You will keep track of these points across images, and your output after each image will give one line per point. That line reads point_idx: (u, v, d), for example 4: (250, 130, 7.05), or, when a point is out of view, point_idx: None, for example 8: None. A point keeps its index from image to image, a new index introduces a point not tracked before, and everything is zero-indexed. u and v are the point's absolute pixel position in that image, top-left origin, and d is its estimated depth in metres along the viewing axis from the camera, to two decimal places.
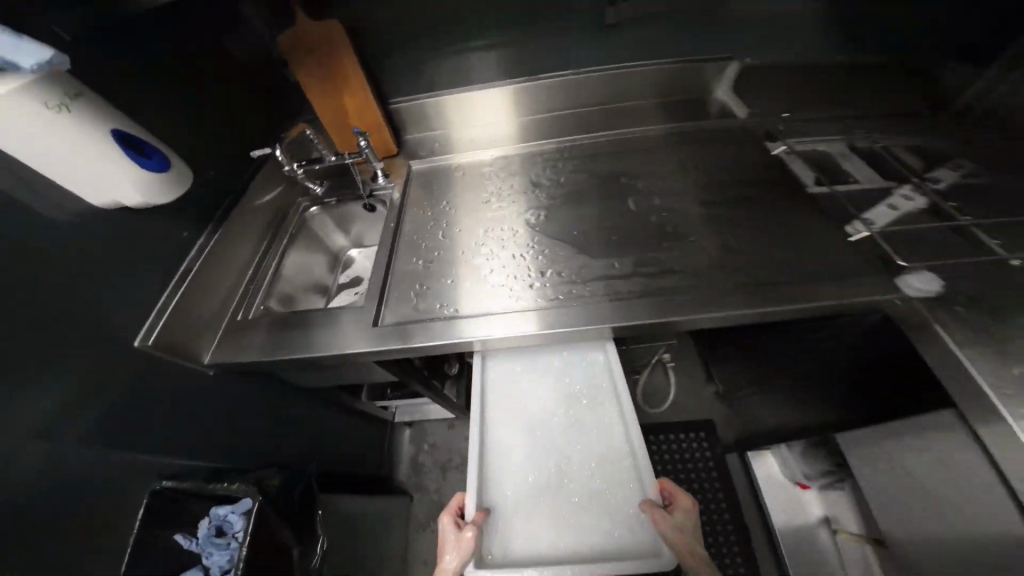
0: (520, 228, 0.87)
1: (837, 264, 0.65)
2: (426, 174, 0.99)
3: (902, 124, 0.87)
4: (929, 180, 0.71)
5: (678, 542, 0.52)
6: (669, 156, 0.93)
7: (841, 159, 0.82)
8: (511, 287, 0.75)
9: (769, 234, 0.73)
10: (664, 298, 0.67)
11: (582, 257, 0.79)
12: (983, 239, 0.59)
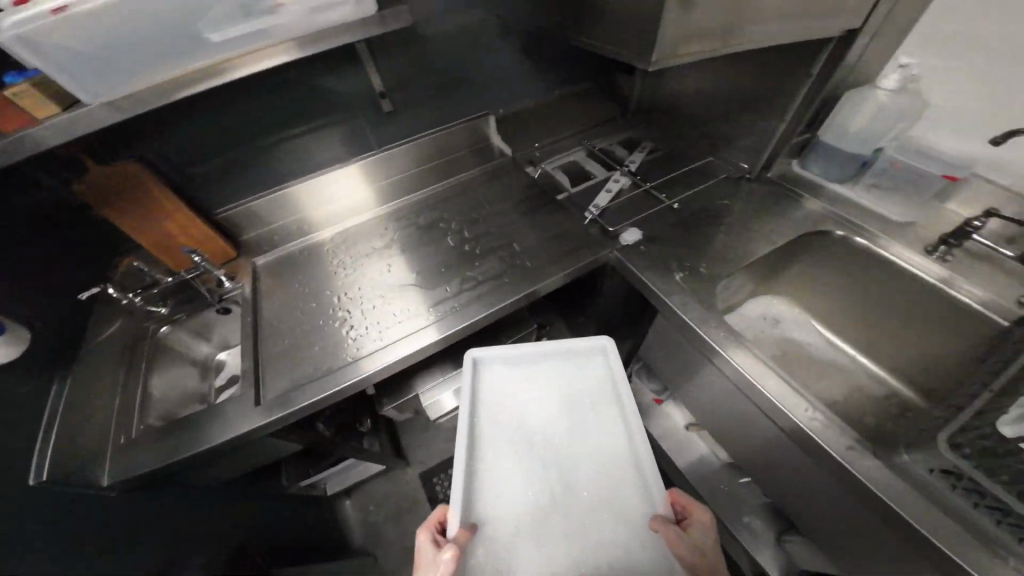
0: (369, 284, 1.01)
1: (568, 243, 0.97)
2: (279, 265, 1.09)
3: (609, 129, 1.30)
4: (629, 165, 1.12)
5: (689, 558, 0.49)
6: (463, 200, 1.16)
7: (584, 163, 1.21)
8: (372, 333, 0.90)
9: (541, 233, 1.02)
10: (507, 285, 0.93)
11: (421, 291, 0.97)
12: (657, 197, 1.02)
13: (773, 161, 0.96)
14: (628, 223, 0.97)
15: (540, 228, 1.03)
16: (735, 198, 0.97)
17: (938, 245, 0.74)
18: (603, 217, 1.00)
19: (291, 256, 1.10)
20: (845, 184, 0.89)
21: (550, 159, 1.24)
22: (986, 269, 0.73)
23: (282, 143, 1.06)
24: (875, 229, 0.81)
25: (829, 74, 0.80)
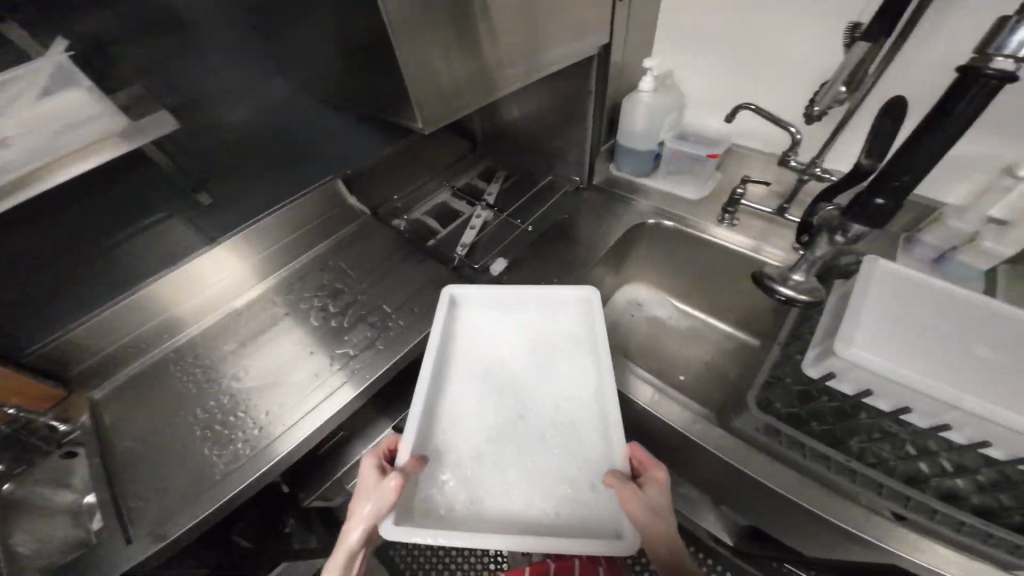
0: (241, 373, 0.78)
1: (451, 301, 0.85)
2: (131, 393, 0.77)
3: (461, 165, 1.28)
4: (488, 196, 1.16)
5: (645, 526, 0.49)
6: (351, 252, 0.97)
7: (449, 202, 1.18)
8: (263, 425, 0.72)
9: (409, 286, 0.92)
10: (397, 339, 0.82)
11: (308, 364, 0.80)
12: (516, 223, 1.05)
13: (596, 170, 1.05)
14: (490, 256, 0.98)
15: (413, 278, 0.91)
16: (579, 207, 1.03)
17: (724, 212, 0.86)
18: (470, 256, 0.99)
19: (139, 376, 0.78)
20: (650, 176, 0.99)
21: (415, 208, 1.14)
22: (766, 226, 0.86)
23: (121, 243, 0.78)
24: (688, 213, 0.91)
25: (603, 88, 0.89)
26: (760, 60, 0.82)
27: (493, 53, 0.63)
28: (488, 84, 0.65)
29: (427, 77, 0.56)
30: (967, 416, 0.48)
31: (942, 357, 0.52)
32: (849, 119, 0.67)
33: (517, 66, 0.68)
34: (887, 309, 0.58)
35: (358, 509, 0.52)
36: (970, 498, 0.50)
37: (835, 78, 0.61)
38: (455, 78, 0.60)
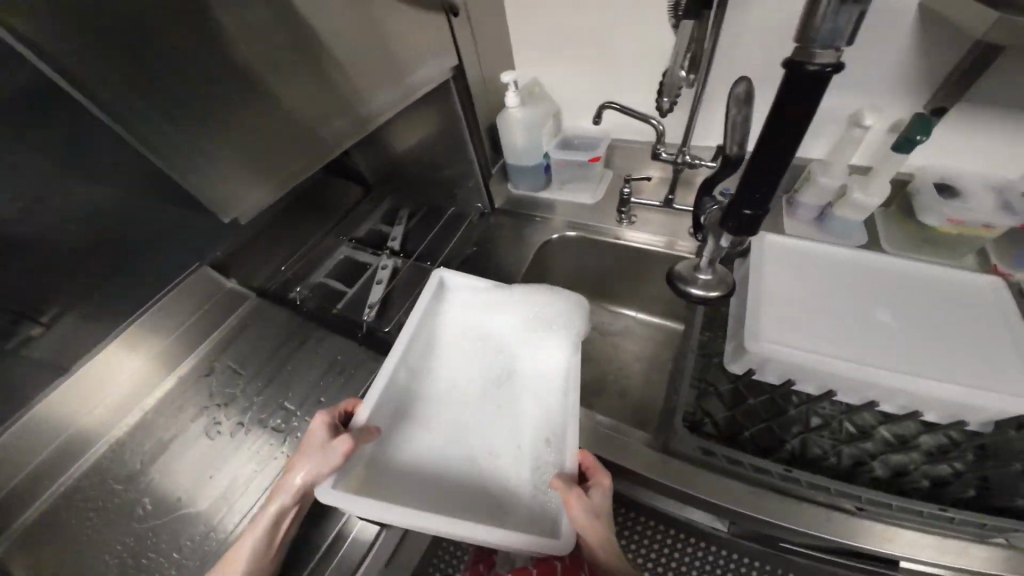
0: (181, 465, 0.65)
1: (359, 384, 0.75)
2: (37, 548, 0.56)
3: (353, 212, 1.12)
4: (393, 242, 1.03)
5: (585, 526, 0.47)
6: (248, 342, 0.81)
7: (355, 255, 1.05)
8: (230, 504, 0.61)
9: (317, 365, 0.78)
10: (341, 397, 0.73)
11: (261, 430, 0.69)
12: (427, 266, 0.97)
13: (495, 193, 1.00)
14: (404, 311, 0.89)
15: (322, 364, 0.78)
16: (491, 234, 0.98)
17: (621, 212, 0.86)
18: (381, 317, 0.89)
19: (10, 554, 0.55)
20: (547, 189, 0.97)
21: (313, 273, 0.99)
22: (663, 220, 0.87)
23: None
24: (593, 221, 0.90)
25: (473, 106, 0.85)
26: (612, 55, 0.82)
27: (343, 81, 0.57)
28: (356, 104, 0.60)
29: (269, 146, 0.51)
30: (887, 392, 0.50)
31: (849, 332, 0.55)
32: (701, 102, 0.67)
33: (381, 86, 0.63)
34: (790, 291, 0.60)
35: (296, 470, 0.50)
36: (919, 469, 0.49)
37: (672, 65, 0.61)
38: (308, 121, 0.54)
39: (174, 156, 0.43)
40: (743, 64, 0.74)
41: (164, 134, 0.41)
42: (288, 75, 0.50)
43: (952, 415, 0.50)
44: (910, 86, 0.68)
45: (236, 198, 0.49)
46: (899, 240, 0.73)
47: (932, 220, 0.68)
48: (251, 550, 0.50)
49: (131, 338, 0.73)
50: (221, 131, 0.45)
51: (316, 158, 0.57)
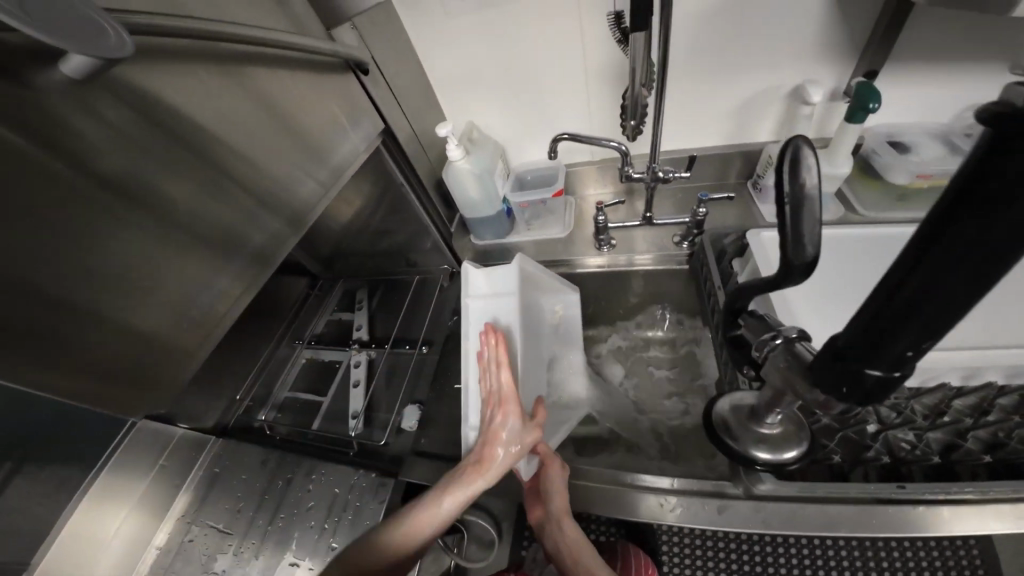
0: None
1: (369, 520, 0.60)
2: None
3: (302, 307, 0.98)
4: (358, 332, 0.92)
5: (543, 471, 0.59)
6: (226, 492, 0.67)
7: (317, 353, 0.90)
8: None
9: (316, 509, 0.62)
10: (355, 521, 0.60)
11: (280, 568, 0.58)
12: (407, 350, 0.86)
13: (460, 250, 0.92)
14: (396, 410, 0.76)
15: (320, 504, 0.63)
16: None
17: (599, 239, 0.82)
18: (370, 425, 0.75)
19: None
20: (514, 232, 0.90)
21: (274, 390, 0.84)
22: (640, 238, 0.83)
23: None
24: (573, 254, 0.85)
25: (413, 166, 0.76)
26: (547, 87, 0.78)
27: (260, 179, 0.49)
28: (287, 199, 0.52)
29: (180, 284, 0.42)
30: (947, 368, 0.53)
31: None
32: (663, 114, 0.63)
33: (304, 163, 0.54)
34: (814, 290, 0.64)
35: (496, 438, 0.54)
36: (1015, 434, 0.49)
37: (632, 84, 0.57)
38: (226, 228, 0.46)
39: (30, 353, 0.33)
40: (681, 60, 0.73)
41: (14, 329, 0.32)
42: (187, 200, 0.42)
43: (1013, 372, 0.52)
44: (842, 51, 0.69)
45: (147, 362, 0.40)
46: (870, 201, 0.76)
47: (901, 178, 0.69)
48: (446, 513, 0.52)
49: (99, 506, 0.65)
50: (102, 295, 0.36)
51: (254, 267, 0.50)
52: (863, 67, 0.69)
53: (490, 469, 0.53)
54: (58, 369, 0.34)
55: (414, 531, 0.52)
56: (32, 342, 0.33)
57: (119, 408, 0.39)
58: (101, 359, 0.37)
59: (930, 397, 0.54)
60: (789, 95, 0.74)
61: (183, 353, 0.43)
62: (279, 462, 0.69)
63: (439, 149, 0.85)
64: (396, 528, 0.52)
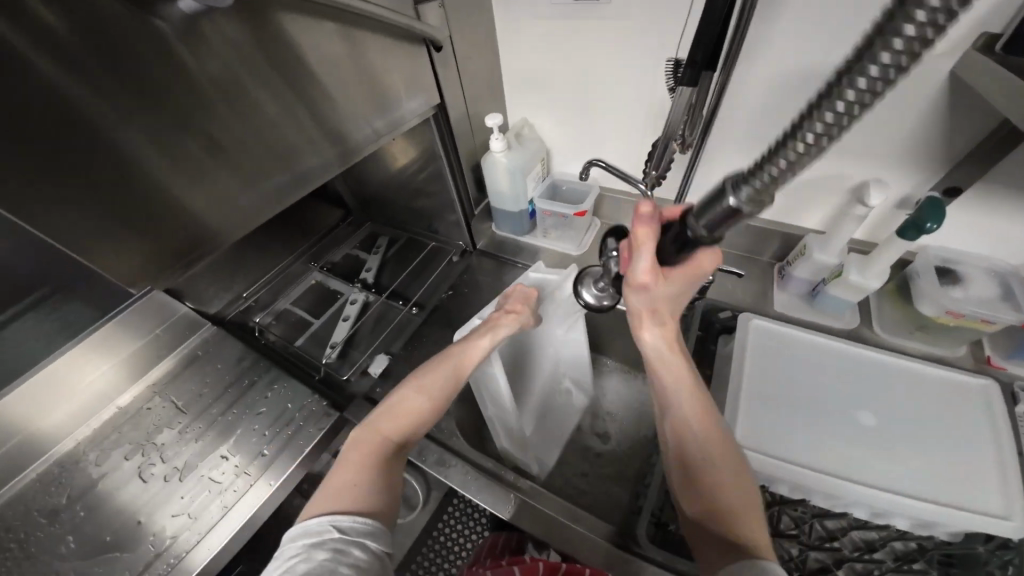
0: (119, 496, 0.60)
1: (303, 440, 0.67)
2: None
3: (326, 235, 1.07)
4: (365, 272, 0.99)
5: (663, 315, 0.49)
6: (195, 375, 0.75)
7: (324, 280, 0.99)
8: (171, 540, 0.57)
9: (265, 414, 0.70)
10: (287, 437, 0.67)
11: (211, 455, 0.65)
12: (396, 305, 0.92)
13: (477, 233, 0.96)
14: (368, 354, 0.83)
15: (268, 412, 0.70)
16: (469, 281, 0.94)
17: None
18: (343, 359, 0.83)
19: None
20: (533, 234, 0.96)
21: (277, 300, 0.94)
22: None
23: None
24: None
25: (455, 145, 0.79)
26: (604, 106, 0.78)
27: (331, 114, 0.54)
28: (346, 133, 0.58)
29: (227, 185, 0.47)
30: (860, 501, 0.55)
31: (828, 432, 0.59)
32: (695, 170, 0.62)
33: (367, 112, 0.59)
34: (790, 395, 0.63)
35: (518, 312, 0.62)
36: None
37: (667, 131, 0.57)
38: (289, 147, 0.51)
39: (75, 223, 0.37)
40: (745, 124, 0.70)
41: (71, 194, 0.37)
42: (251, 113, 0.46)
43: (920, 523, 0.55)
44: (924, 164, 0.63)
45: (179, 250, 0.46)
46: (892, 319, 0.73)
47: (929, 309, 0.66)
48: (461, 375, 0.56)
49: (84, 358, 0.67)
50: (150, 181, 0.41)
51: (297, 186, 0.55)
52: (941, 185, 0.63)
53: (523, 318, 0.62)
54: (97, 240, 0.39)
55: (461, 368, 0.56)
56: (81, 213, 0.37)
57: (135, 279, 0.43)
58: (137, 237, 0.42)
59: (833, 522, 0.61)
60: (853, 188, 0.69)
61: (209, 248, 0.48)
62: (252, 363, 0.77)
63: (486, 135, 0.88)
64: (427, 397, 0.54)
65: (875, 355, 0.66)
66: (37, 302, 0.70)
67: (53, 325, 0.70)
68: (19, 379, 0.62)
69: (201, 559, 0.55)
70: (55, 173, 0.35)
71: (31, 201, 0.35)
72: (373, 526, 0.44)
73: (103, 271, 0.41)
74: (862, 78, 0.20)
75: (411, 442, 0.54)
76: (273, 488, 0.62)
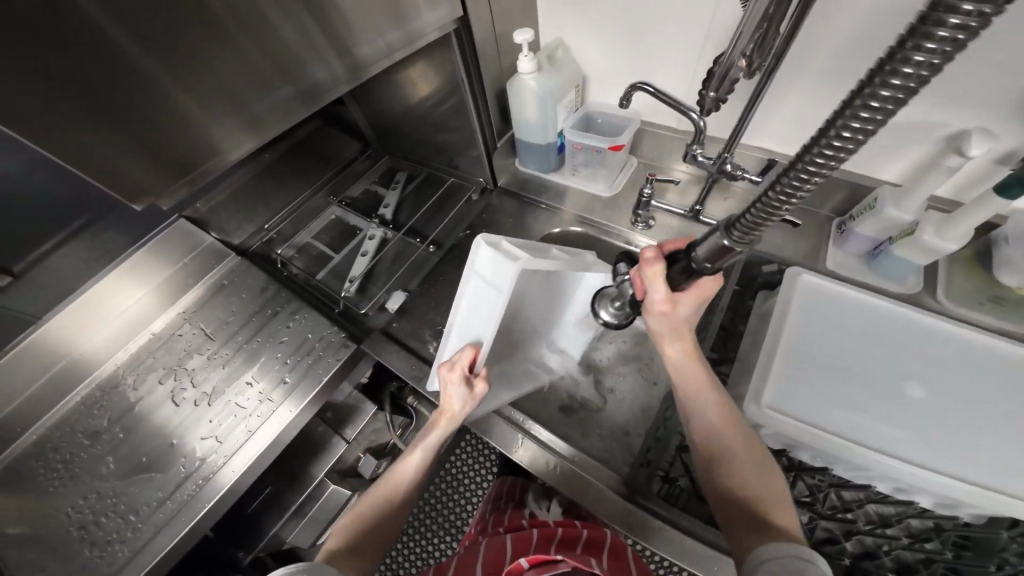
0: (155, 419, 0.65)
1: (322, 370, 0.69)
2: (15, 513, 0.57)
3: (343, 167, 1.03)
4: (383, 208, 0.95)
5: (676, 329, 0.52)
6: (222, 303, 0.78)
7: (343, 215, 0.96)
8: (203, 460, 0.62)
9: (285, 345, 0.72)
10: (306, 366, 0.70)
11: (234, 383, 0.68)
12: (414, 241, 0.90)
13: (500, 169, 0.90)
14: (386, 290, 0.83)
15: (290, 342, 0.72)
16: (489, 220, 0.90)
17: (636, 214, 0.78)
18: (362, 294, 0.83)
19: (26, 486, 0.60)
20: (559, 172, 0.89)
21: (298, 233, 0.93)
22: (679, 230, 0.77)
23: None
24: (606, 219, 0.82)
25: (478, 69, 0.70)
26: (656, 19, 0.66)
27: (339, 22, 0.47)
28: (356, 45, 0.51)
29: (229, 103, 0.43)
30: (884, 475, 0.52)
31: (865, 404, 0.55)
32: (760, 101, 0.53)
33: (380, 24, 0.52)
34: (830, 364, 0.58)
35: (447, 394, 0.56)
36: (892, 551, 0.57)
37: (733, 48, 0.47)
38: (295, 54, 0.46)
39: (84, 140, 0.36)
40: (831, 50, 0.57)
41: (68, 103, 0.34)
42: (252, 17, 0.41)
43: (945, 503, 0.53)
44: None
45: (182, 173, 0.43)
46: (959, 290, 0.64)
47: (1010, 278, 0.57)
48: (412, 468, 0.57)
49: (119, 284, 0.74)
50: (149, 94, 0.38)
51: (302, 101, 0.49)
52: None
53: (477, 388, 0.57)
54: (107, 158, 0.37)
55: (451, 425, 0.57)
56: (89, 129, 0.36)
57: (137, 196, 0.41)
58: (142, 157, 0.40)
59: (851, 494, 0.60)
60: (951, 135, 0.57)
61: (214, 164, 0.46)
62: (272, 294, 0.78)
63: (513, 57, 0.77)
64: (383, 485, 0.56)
65: (936, 326, 0.59)
66: (73, 234, 0.69)
67: (92, 254, 0.72)
68: (63, 307, 0.70)
69: (228, 478, 0.61)
70: (50, 80, 0.33)
71: (27, 118, 0.32)
72: (308, 564, 0.42)
73: (114, 190, 0.39)
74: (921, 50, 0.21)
75: (384, 522, 0.53)
76: (297, 411, 0.66)
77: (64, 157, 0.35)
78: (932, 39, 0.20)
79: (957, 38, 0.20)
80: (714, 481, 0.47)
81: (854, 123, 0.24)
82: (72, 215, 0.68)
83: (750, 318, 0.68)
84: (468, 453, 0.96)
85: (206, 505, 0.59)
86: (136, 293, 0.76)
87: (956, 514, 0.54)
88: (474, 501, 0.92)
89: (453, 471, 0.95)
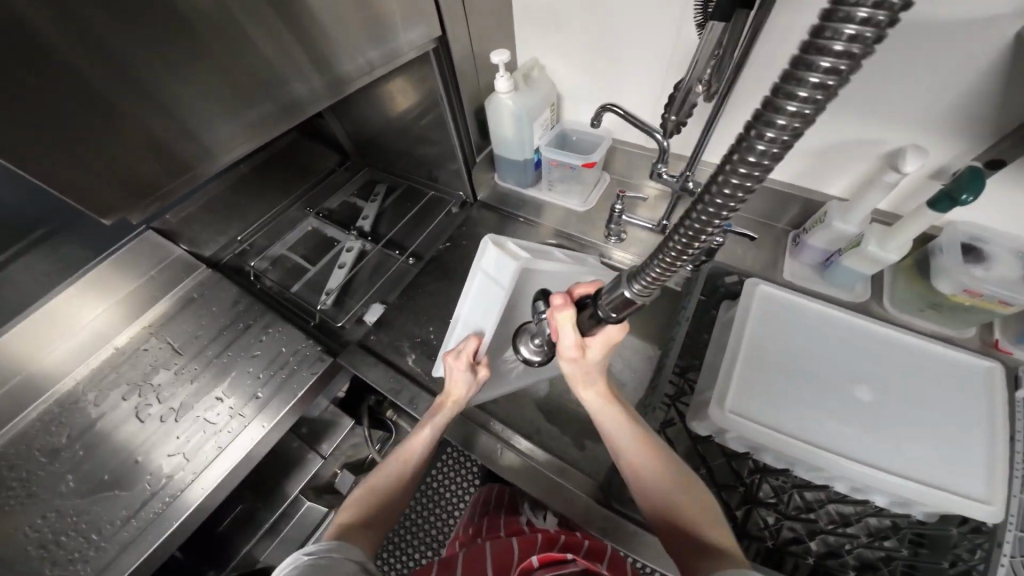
0: (118, 436, 0.62)
1: (297, 384, 0.68)
2: None
3: (320, 178, 1.02)
4: (361, 221, 0.95)
5: (584, 375, 0.52)
6: (191, 316, 0.75)
7: (320, 227, 0.96)
8: (169, 477, 0.59)
9: (258, 358, 0.70)
10: (280, 378, 0.68)
11: (202, 397, 0.66)
12: (391, 253, 0.90)
13: (478, 183, 0.92)
14: (364, 302, 0.83)
15: (263, 355, 0.71)
16: (468, 233, 0.92)
17: (609, 228, 0.81)
18: (339, 307, 0.82)
19: None
20: (536, 187, 0.92)
21: (273, 245, 0.91)
22: (649, 243, 0.81)
23: None
24: (581, 232, 0.85)
25: (456, 86, 0.72)
26: (624, 46, 0.70)
27: (319, 40, 0.48)
28: (336, 61, 0.52)
29: (204, 118, 0.43)
30: (841, 474, 0.55)
31: (821, 405, 0.58)
32: (715, 123, 0.57)
33: (362, 43, 0.54)
34: (789, 370, 0.61)
35: (451, 378, 0.57)
36: (854, 550, 0.60)
37: (690, 74, 0.51)
38: (272, 70, 0.46)
39: (60, 159, 0.36)
40: (780, 79, 0.63)
41: (51, 109, 0.34)
42: (231, 34, 0.41)
43: (899, 501, 0.56)
44: (968, 134, 0.57)
45: (170, 173, 0.43)
46: (902, 298, 0.70)
47: (947, 287, 0.62)
48: (423, 442, 0.56)
49: (81, 296, 0.70)
50: (137, 96, 0.38)
51: (281, 115, 0.50)
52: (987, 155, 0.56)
53: (480, 375, 0.57)
54: (81, 174, 0.37)
55: (456, 409, 0.58)
56: (65, 147, 0.36)
57: (109, 209, 0.40)
58: (129, 156, 0.40)
59: (812, 494, 0.63)
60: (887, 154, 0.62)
61: (191, 176, 0.45)
62: (246, 306, 0.77)
63: (491, 76, 0.80)
64: (393, 460, 0.55)
65: (881, 333, 0.64)
66: (36, 244, 0.67)
67: (54, 267, 0.70)
68: (17, 318, 0.66)
69: (197, 495, 0.58)
70: (38, 77, 0.32)
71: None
72: (336, 544, 0.44)
73: (88, 206, 0.39)
74: (772, 127, 0.20)
75: (390, 504, 0.52)
76: (270, 426, 0.64)
77: (37, 174, 0.35)
78: (774, 124, 0.20)
79: (802, 117, 0.20)
80: (654, 502, 0.49)
81: (731, 180, 0.23)
82: (36, 224, 0.66)
83: (715, 326, 0.72)
84: (449, 465, 0.96)
85: (176, 522, 0.57)
86: (101, 304, 0.72)
87: (910, 511, 0.57)
88: (453, 514, 0.91)
89: (432, 484, 0.94)
